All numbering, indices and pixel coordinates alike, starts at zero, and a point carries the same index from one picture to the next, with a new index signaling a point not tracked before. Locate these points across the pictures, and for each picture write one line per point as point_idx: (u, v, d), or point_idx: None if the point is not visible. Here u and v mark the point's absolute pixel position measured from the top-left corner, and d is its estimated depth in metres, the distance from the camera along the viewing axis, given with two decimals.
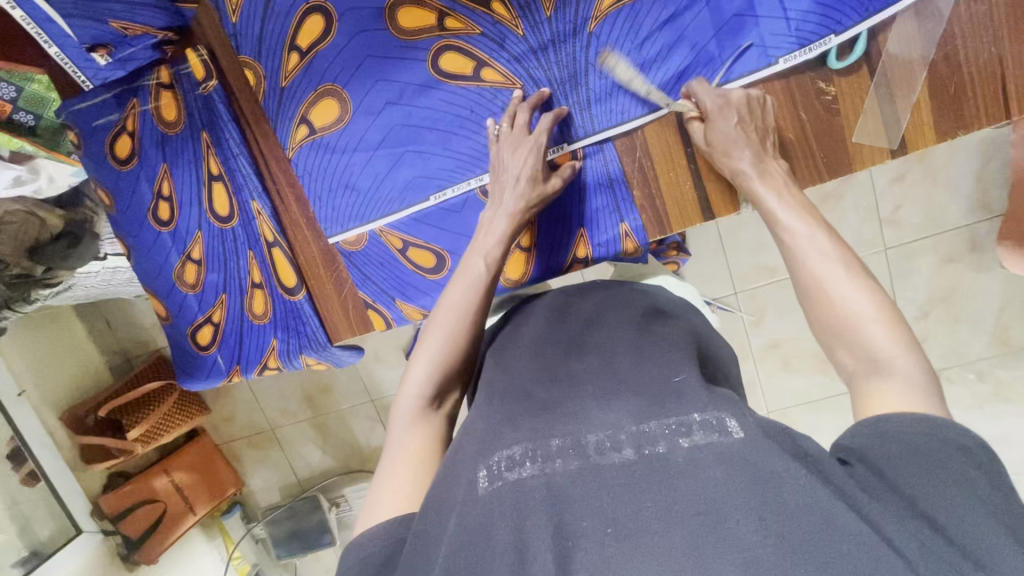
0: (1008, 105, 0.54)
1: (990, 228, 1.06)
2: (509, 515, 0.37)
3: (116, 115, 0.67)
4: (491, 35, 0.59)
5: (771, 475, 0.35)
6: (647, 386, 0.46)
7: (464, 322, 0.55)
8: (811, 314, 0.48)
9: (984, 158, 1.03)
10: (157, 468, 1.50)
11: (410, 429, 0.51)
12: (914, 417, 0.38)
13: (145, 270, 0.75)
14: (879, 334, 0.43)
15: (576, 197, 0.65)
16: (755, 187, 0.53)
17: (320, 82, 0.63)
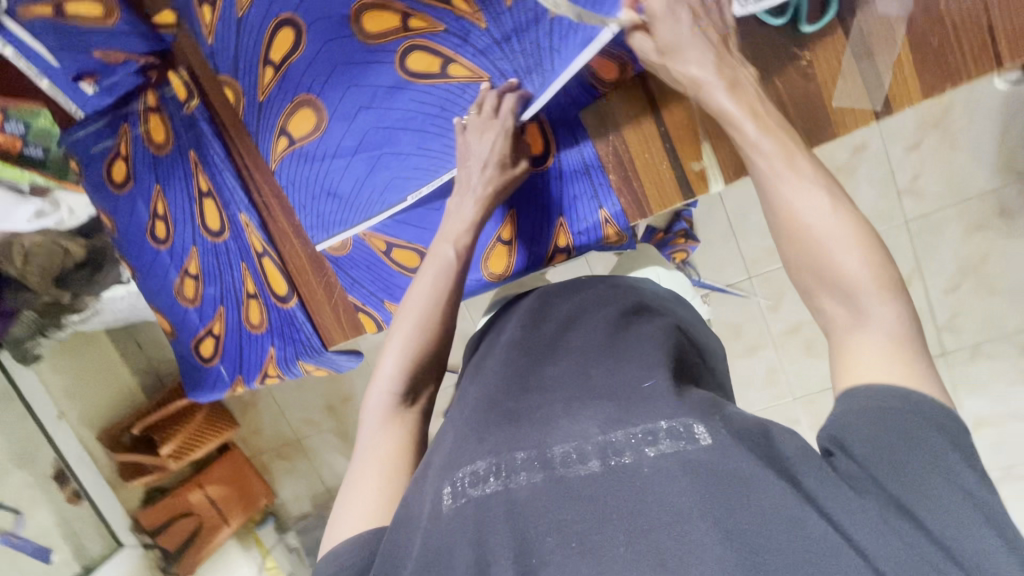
0: (999, 53, 0.51)
1: (1019, 191, 1.00)
2: (470, 533, 0.37)
3: (111, 141, 0.71)
4: (455, 30, 0.59)
5: (738, 480, 0.34)
6: (615, 391, 0.44)
7: (433, 315, 0.56)
8: (787, 254, 0.44)
9: (1007, 116, 0.97)
10: (192, 483, 1.55)
11: (382, 427, 0.52)
12: (893, 392, 0.36)
13: (148, 288, 0.78)
14: (858, 271, 0.40)
15: (554, 186, 0.65)
16: (723, 100, 0.47)
17: (296, 93, 0.65)
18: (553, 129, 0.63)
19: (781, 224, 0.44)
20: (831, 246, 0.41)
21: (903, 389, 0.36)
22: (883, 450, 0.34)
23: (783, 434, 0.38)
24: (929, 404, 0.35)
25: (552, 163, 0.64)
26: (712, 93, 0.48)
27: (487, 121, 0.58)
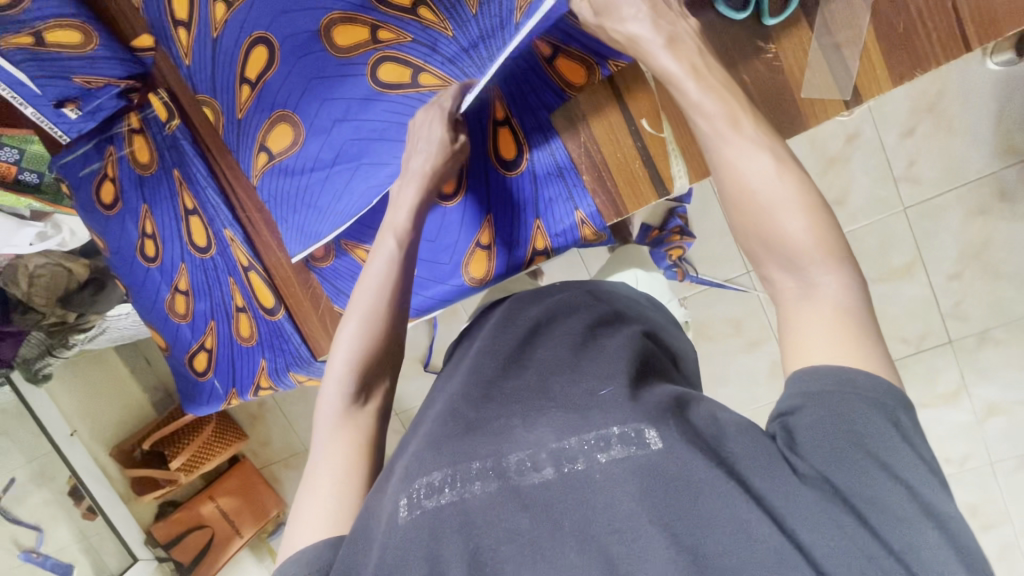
0: (965, 36, 0.51)
1: (1020, 172, 0.98)
2: (424, 544, 0.38)
3: (98, 164, 0.73)
4: (421, 40, 0.60)
5: (691, 484, 0.35)
6: (572, 400, 0.44)
7: (377, 310, 0.57)
8: (736, 220, 0.43)
9: (1002, 97, 0.95)
10: (204, 495, 1.59)
11: (336, 430, 0.53)
12: (835, 375, 0.36)
13: (141, 304, 0.79)
14: (801, 236, 0.40)
15: (528, 188, 0.65)
16: (661, 60, 0.45)
17: (272, 110, 0.66)
18: (526, 134, 0.63)
19: (730, 191, 0.43)
20: (773, 208, 0.41)
21: (847, 372, 0.36)
22: (824, 441, 0.34)
23: (747, 429, 0.38)
24: (882, 395, 0.35)
25: (525, 167, 0.64)
26: (653, 51, 0.46)
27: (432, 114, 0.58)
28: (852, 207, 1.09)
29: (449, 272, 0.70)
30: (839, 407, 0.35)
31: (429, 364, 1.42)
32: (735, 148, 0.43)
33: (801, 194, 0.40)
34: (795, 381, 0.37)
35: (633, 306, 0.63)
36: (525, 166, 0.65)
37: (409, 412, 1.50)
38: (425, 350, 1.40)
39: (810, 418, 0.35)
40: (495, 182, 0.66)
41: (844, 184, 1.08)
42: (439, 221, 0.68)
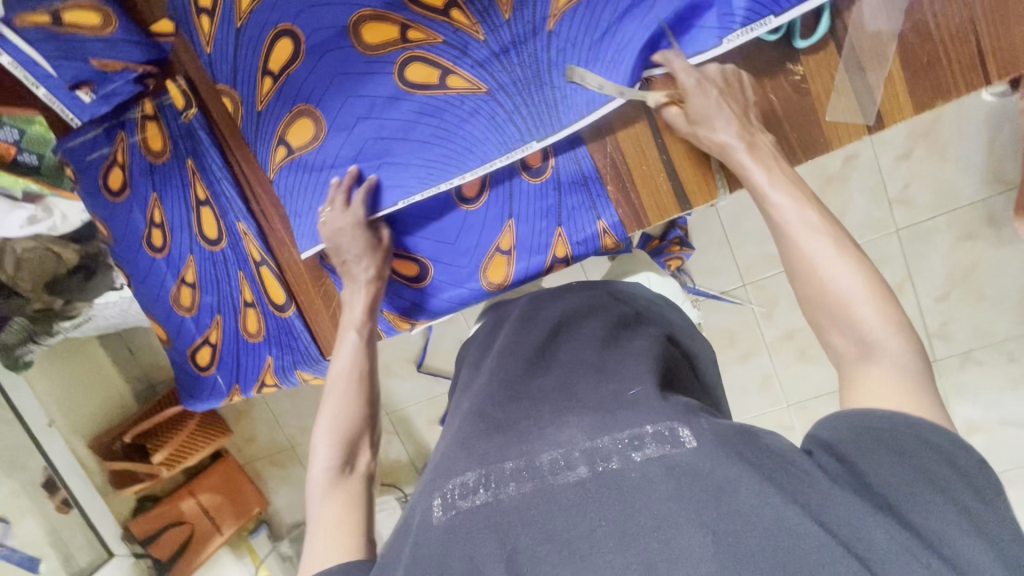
0: (986, 70, 0.53)
1: (1008, 200, 1.02)
2: (462, 545, 0.38)
3: (107, 149, 0.71)
4: (452, 42, 0.60)
5: (726, 487, 0.35)
6: (600, 403, 0.45)
7: (351, 390, 0.64)
8: (803, 291, 0.49)
9: (993, 127, 0.98)
10: (184, 490, 1.53)
11: (331, 496, 0.57)
12: (882, 415, 0.38)
13: (144, 296, 0.77)
14: (870, 316, 0.44)
15: (552, 195, 0.65)
16: (743, 159, 0.53)
17: (296, 103, 0.65)
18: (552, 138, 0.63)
19: (796, 266, 0.49)
20: (841, 292, 0.46)
21: (890, 411, 0.38)
22: (873, 456, 0.36)
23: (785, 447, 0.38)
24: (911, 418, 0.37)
25: (551, 174, 0.64)
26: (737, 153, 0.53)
27: (343, 215, 0.65)
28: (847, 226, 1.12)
29: (467, 276, 0.69)
30: (879, 430, 0.37)
31: (422, 364, 1.41)
32: (809, 236, 0.49)
33: (866, 281, 0.46)
34: (834, 418, 0.40)
35: (652, 305, 0.65)
36: (549, 173, 0.65)
37: (399, 412, 1.49)
38: (419, 349, 1.39)
39: (849, 439, 0.38)
40: (517, 186, 0.65)
41: (841, 204, 1.10)
42: (460, 223, 0.68)
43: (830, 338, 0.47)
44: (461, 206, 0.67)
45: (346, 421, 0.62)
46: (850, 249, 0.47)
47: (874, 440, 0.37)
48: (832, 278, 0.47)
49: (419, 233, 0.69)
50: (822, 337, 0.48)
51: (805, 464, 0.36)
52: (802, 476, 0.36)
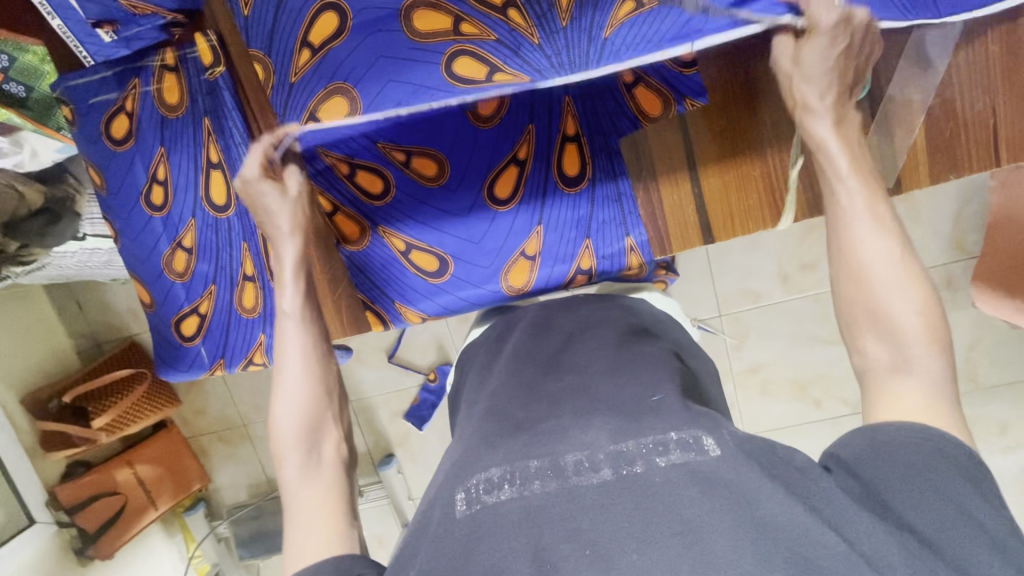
0: (997, 152, 0.58)
1: (967, 268, 1.10)
2: (490, 544, 0.37)
3: (115, 94, 0.66)
4: (506, 41, 0.59)
5: (751, 495, 0.35)
6: (625, 404, 0.46)
7: (303, 372, 0.58)
8: (844, 285, 0.49)
9: (963, 200, 1.06)
10: (120, 459, 1.42)
11: (301, 491, 0.53)
12: (908, 426, 0.40)
13: (133, 255, 0.72)
14: (908, 317, 0.45)
15: (584, 208, 0.67)
16: (815, 128, 0.52)
17: (330, 81, 0.62)
18: (592, 153, 0.65)
19: (845, 257, 0.49)
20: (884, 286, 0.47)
21: (920, 426, 0.40)
22: (888, 472, 0.38)
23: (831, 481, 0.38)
24: (938, 437, 0.39)
25: (585, 186, 0.66)
26: (813, 119, 0.52)
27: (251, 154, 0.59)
28: (821, 272, 1.19)
29: (485, 277, 0.69)
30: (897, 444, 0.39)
31: (394, 356, 1.38)
32: (864, 225, 0.49)
33: (908, 282, 0.46)
34: (856, 432, 0.42)
35: (659, 318, 0.65)
36: (584, 186, 0.66)
37: (362, 401, 1.44)
38: (394, 340, 1.36)
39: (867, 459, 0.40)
40: (551, 195, 0.66)
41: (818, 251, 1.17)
42: (487, 225, 0.68)
43: (861, 340, 0.48)
44: (490, 207, 0.67)
45: (303, 413, 0.56)
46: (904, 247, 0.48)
47: (886, 459, 0.39)
48: (879, 274, 0.47)
49: (442, 228, 0.68)
50: (852, 340, 0.49)
51: (835, 492, 0.36)
52: (828, 502, 0.36)
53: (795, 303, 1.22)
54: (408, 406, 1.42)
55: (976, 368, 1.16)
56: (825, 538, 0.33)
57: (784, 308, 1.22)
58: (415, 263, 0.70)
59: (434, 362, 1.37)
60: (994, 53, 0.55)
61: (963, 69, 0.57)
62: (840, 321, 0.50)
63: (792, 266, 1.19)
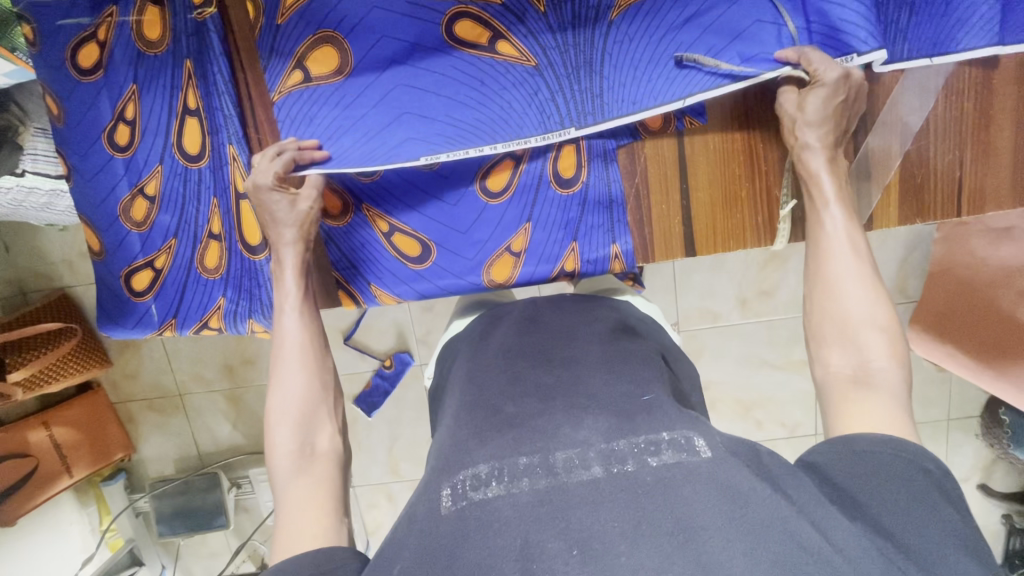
0: (960, 204, 0.64)
1: (904, 311, 1.20)
2: (475, 532, 0.41)
3: (88, 20, 0.64)
4: (513, 7, 0.61)
5: (738, 493, 0.40)
6: (615, 403, 0.50)
7: (298, 362, 0.61)
8: (821, 308, 0.57)
9: (909, 247, 1.15)
10: (35, 419, 1.31)
11: (295, 480, 0.55)
12: (881, 439, 0.46)
13: (86, 197, 0.69)
14: (878, 349, 0.53)
15: (575, 207, 0.68)
16: (811, 162, 0.59)
17: (319, 27, 0.62)
18: (589, 157, 0.66)
19: (823, 283, 0.58)
20: (859, 314, 0.55)
21: (886, 436, 0.46)
22: (870, 487, 0.43)
23: (807, 507, 0.40)
24: (897, 472, 0.44)
25: (579, 188, 0.67)
26: (810, 155, 0.59)
27: (269, 167, 0.62)
28: (777, 299, 1.24)
29: (468, 266, 0.70)
30: (885, 465, 0.44)
31: (350, 338, 1.34)
32: (843, 262, 0.57)
33: (874, 310, 0.55)
34: (834, 442, 0.47)
35: (644, 321, 0.66)
36: (577, 187, 0.67)
37: None
38: (353, 322, 1.31)
39: (826, 484, 0.44)
40: (543, 192, 0.67)
41: (777, 280, 1.23)
42: (476, 213, 0.68)
43: (826, 353, 0.56)
44: (481, 199, 0.68)
45: (301, 401, 0.59)
46: (869, 280, 0.56)
47: (860, 476, 0.44)
48: (845, 299, 0.56)
49: (430, 215, 0.69)
50: (818, 351, 0.57)
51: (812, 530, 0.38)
52: (809, 533, 0.38)
53: (750, 327, 1.27)
54: (358, 391, 1.38)
55: None
56: (808, 540, 0.37)
57: (738, 330, 1.27)
58: (397, 245, 0.70)
59: (391, 348, 1.34)
60: (968, 111, 0.62)
61: (940, 120, 0.62)
62: (810, 334, 0.58)
63: (751, 291, 1.24)
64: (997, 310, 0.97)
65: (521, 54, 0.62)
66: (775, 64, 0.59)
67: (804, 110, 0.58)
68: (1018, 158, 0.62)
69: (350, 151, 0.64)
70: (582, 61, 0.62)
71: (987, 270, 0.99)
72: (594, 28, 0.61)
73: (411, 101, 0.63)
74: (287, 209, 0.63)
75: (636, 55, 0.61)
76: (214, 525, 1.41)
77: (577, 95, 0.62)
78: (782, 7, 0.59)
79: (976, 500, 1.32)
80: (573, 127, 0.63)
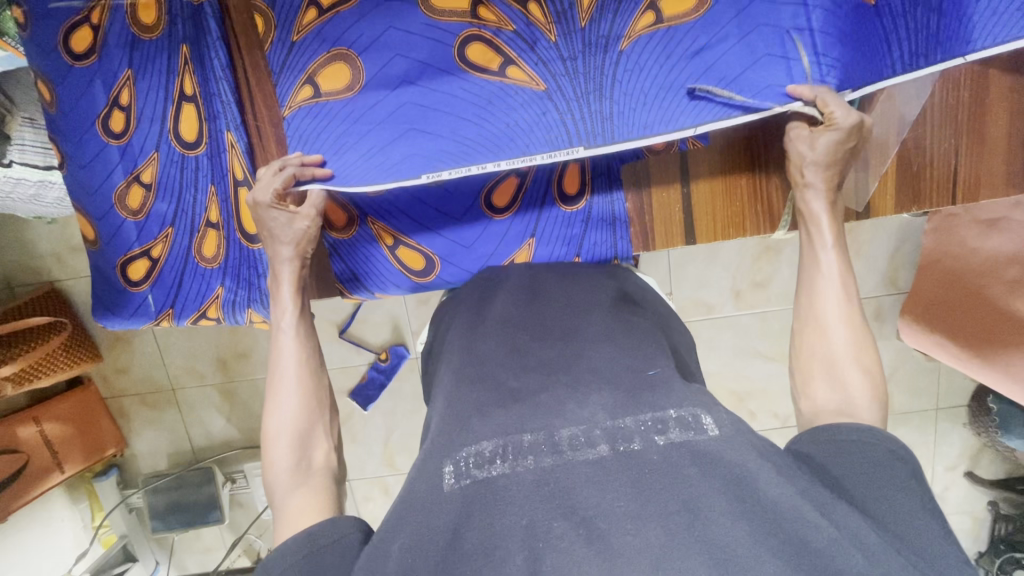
0: (955, 193, 0.65)
1: (894, 302, 1.22)
2: (480, 511, 0.41)
3: (78, 3, 0.62)
4: (523, 34, 0.62)
5: (745, 476, 0.40)
6: (620, 377, 0.51)
7: (293, 380, 0.60)
8: (807, 340, 0.58)
9: (899, 239, 1.17)
10: (25, 415, 1.29)
11: (292, 496, 0.53)
12: (863, 429, 0.48)
13: (80, 185, 0.68)
14: (858, 382, 0.54)
15: (579, 223, 0.71)
16: (812, 205, 0.61)
17: (334, 45, 0.63)
18: (592, 175, 0.70)
19: (808, 319, 0.58)
20: (846, 352, 0.56)
21: (869, 428, 0.48)
22: (863, 481, 0.44)
23: (810, 490, 0.41)
24: (888, 465, 0.45)
25: (582, 206, 0.71)
26: (811, 195, 0.60)
27: (269, 182, 0.61)
28: (770, 291, 1.25)
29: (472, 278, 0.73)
30: (863, 451, 0.46)
31: (345, 331, 1.33)
32: (832, 299, 0.58)
33: (859, 353, 0.56)
34: (815, 435, 0.49)
35: (642, 291, 0.68)
36: (581, 205, 0.71)
37: None
38: (348, 315, 1.31)
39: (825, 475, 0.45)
40: (548, 209, 0.70)
41: (771, 271, 1.24)
42: (481, 230, 0.71)
43: (812, 388, 0.56)
44: (487, 216, 0.70)
45: (298, 419, 0.59)
46: (854, 323, 0.57)
47: (849, 465, 0.45)
48: (835, 338, 0.56)
49: (437, 230, 0.71)
50: (803, 386, 0.57)
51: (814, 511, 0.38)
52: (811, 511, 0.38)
53: (744, 318, 1.28)
54: (354, 384, 1.37)
55: (890, 395, 1.30)
56: (815, 521, 0.37)
57: (732, 322, 1.28)
58: (401, 259, 0.72)
59: (387, 342, 1.33)
60: (964, 100, 0.62)
61: (937, 109, 0.63)
62: (795, 369, 0.58)
63: (744, 283, 1.25)
64: (985, 299, 0.99)
65: (530, 78, 0.63)
66: (787, 99, 0.58)
67: (815, 149, 0.58)
68: (1012, 146, 0.63)
69: (351, 167, 0.64)
70: (591, 87, 0.62)
71: (976, 261, 1.01)
72: (605, 56, 0.62)
73: (418, 117, 0.63)
74: (285, 225, 0.62)
75: (645, 82, 0.61)
76: (208, 520, 1.40)
77: (585, 119, 0.62)
78: (800, 40, 0.57)
79: (964, 487, 1.35)
80: (582, 147, 0.63)
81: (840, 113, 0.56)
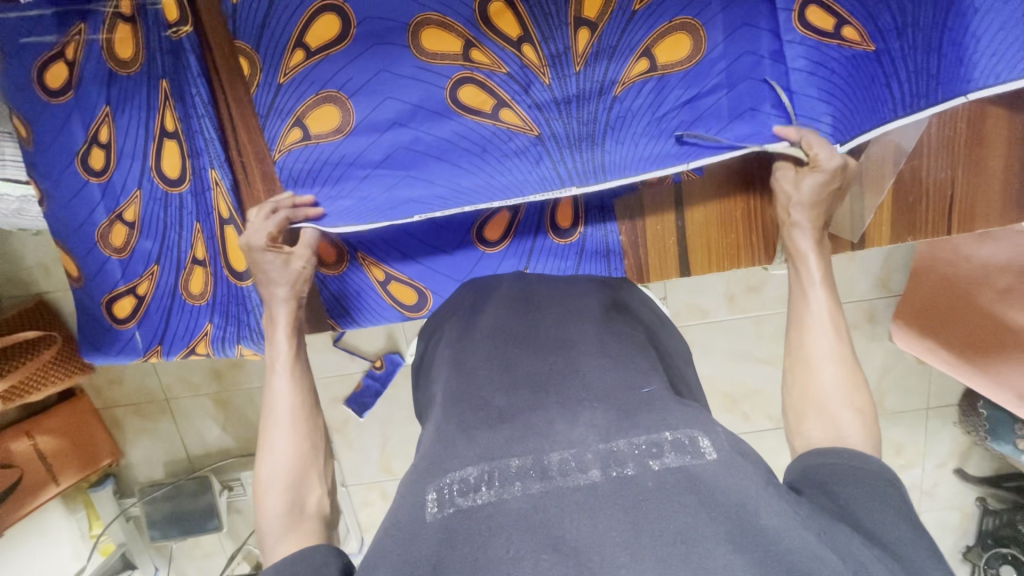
0: (950, 223, 0.65)
1: (887, 304, 1.22)
2: (467, 542, 0.40)
3: (55, 37, 0.63)
4: (517, 77, 0.63)
5: (742, 507, 0.40)
6: (614, 393, 0.50)
7: (288, 421, 0.59)
8: (798, 377, 0.56)
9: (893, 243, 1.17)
10: (18, 429, 1.26)
11: (281, 543, 0.52)
12: (867, 459, 0.47)
13: (61, 222, 0.69)
14: (851, 422, 0.51)
15: (574, 254, 0.74)
16: (800, 242, 0.61)
17: (321, 88, 0.64)
18: (585, 209, 0.72)
19: (798, 352, 0.57)
20: (838, 391, 0.53)
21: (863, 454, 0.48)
22: (859, 499, 0.44)
23: (805, 518, 0.40)
24: (886, 493, 0.44)
25: (576, 239, 0.73)
26: (798, 233, 0.60)
27: (262, 226, 0.63)
28: (765, 295, 1.25)
29: None
30: (862, 475, 0.46)
31: (339, 339, 1.32)
32: (824, 333, 0.57)
33: (849, 393, 0.53)
34: (823, 459, 0.48)
35: (639, 299, 0.66)
36: (575, 238, 0.73)
37: None
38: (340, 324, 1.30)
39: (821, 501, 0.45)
40: (541, 242, 0.73)
41: (764, 276, 1.24)
42: (474, 262, 0.74)
43: (805, 426, 0.53)
44: (476, 247, 0.73)
45: (291, 465, 0.57)
46: (845, 363, 0.55)
47: (846, 485, 0.45)
48: (824, 378, 0.54)
49: (426, 263, 0.74)
50: (796, 425, 0.54)
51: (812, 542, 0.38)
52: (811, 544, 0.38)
53: (739, 323, 1.27)
54: (348, 391, 1.37)
55: (884, 396, 1.31)
56: (813, 555, 0.37)
57: (727, 326, 1.28)
58: (392, 294, 0.75)
59: (382, 350, 1.32)
60: (961, 129, 0.62)
61: (933, 137, 0.63)
62: (789, 408, 0.56)
63: (739, 287, 1.24)
64: (976, 305, 0.99)
65: (523, 122, 0.64)
66: (774, 140, 0.61)
67: (800, 189, 0.60)
68: (1010, 175, 0.63)
69: (349, 210, 0.67)
70: (585, 133, 0.64)
71: (970, 267, 1.00)
72: (599, 101, 0.64)
73: (412, 162, 0.66)
74: (278, 268, 0.63)
75: (637, 129, 0.64)
76: (206, 527, 1.39)
77: (579, 164, 0.65)
78: (781, 96, 0.61)
79: (954, 485, 1.36)
80: (573, 186, 0.65)
81: (824, 152, 0.59)
